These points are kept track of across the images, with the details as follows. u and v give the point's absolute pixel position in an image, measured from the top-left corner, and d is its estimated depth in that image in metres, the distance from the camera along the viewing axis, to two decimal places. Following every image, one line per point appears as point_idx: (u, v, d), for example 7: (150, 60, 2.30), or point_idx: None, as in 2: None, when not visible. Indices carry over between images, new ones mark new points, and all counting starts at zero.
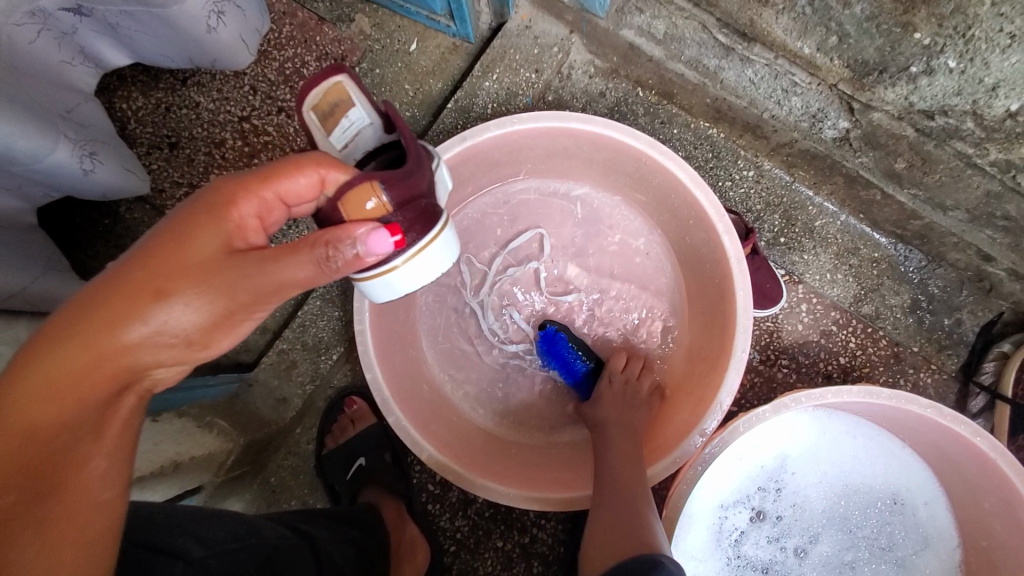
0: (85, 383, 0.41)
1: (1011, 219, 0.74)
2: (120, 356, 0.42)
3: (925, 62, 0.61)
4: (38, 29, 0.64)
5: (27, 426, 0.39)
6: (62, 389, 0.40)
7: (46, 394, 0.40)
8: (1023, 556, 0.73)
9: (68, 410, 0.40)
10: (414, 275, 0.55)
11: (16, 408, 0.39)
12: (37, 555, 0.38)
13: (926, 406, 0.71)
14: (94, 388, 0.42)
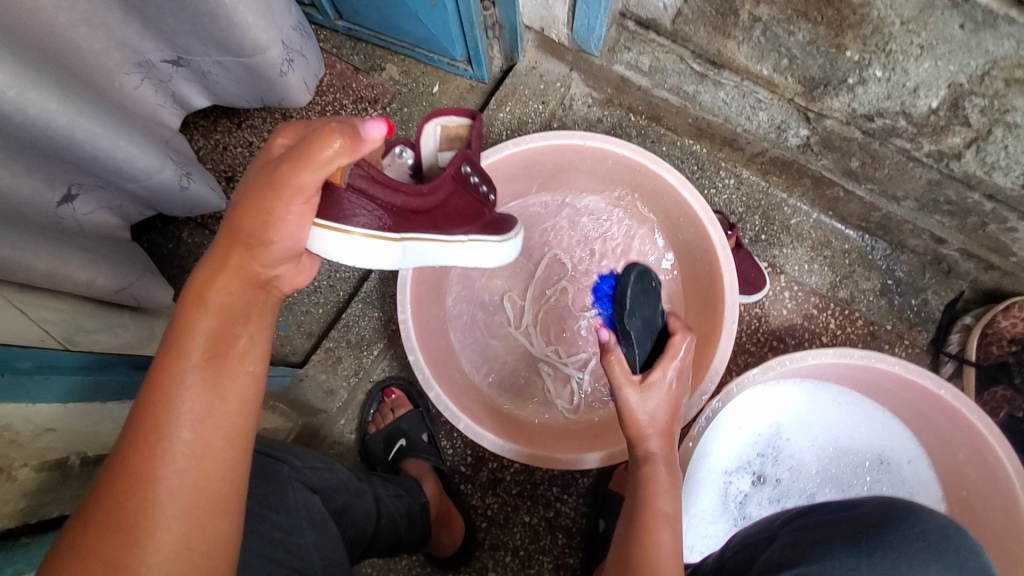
0: (220, 313, 0.48)
1: (953, 203, 0.86)
2: (250, 277, 0.50)
3: (859, 74, 0.75)
4: (141, 78, 0.81)
5: (188, 345, 0.46)
6: (205, 318, 0.48)
7: (197, 319, 0.47)
8: (997, 498, 0.82)
9: (213, 324, 0.48)
10: (353, 250, 0.62)
11: (178, 336, 0.47)
12: (194, 449, 0.44)
13: (892, 363, 0.82)
14: (237, 317, 0.49)
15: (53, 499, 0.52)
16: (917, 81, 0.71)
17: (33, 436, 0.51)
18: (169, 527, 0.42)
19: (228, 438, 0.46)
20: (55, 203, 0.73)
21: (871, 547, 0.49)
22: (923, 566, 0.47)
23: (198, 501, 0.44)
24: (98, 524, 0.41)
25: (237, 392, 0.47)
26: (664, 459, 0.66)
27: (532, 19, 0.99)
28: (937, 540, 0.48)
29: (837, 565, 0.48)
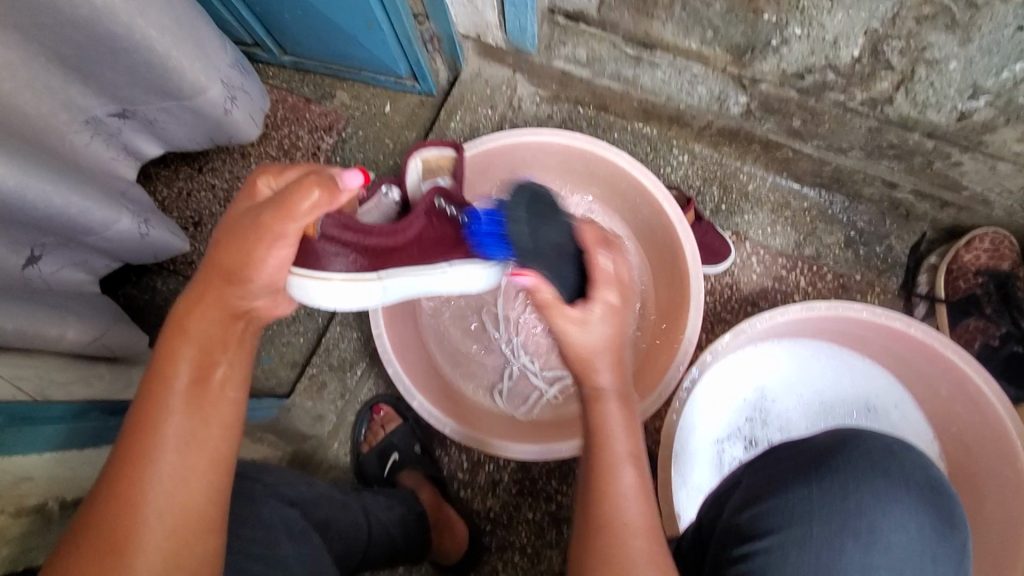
0: (202, 343, 0.52)
1: (896, 146, 0.88)
2: (229, 307, 0.54)
3: (780, 34, 0.77)
4: (92, 134, 0.83)
5: (168, 375, 0.50)
6: (186, 348, 0.52)
7: (179, 348, 0.52)
8: (984, 427, 0.82)
9: (193, 352, 0.52)
10: (334, 296, 0.65)
11: (160, 366, 0.51)
12: (183, 469, 0.48)
13: (859, 309, 0.84)
14: (215, 347, 0.53)
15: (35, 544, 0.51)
16: (835, 33, 0.73)
17: (9, 484, 0.51)
18: (155, 542, 0.45)
19: (210, 463, 0.49)
20: (20, 265, 0.75)
21: (821, 474, 0.49)
22: (868, 483, 0.48)
23: (182, 522, 0.47)
24: (87, 544, 0.44)
25: (219, 419, 0.51)
26: (614, 392, 0.60)
27: (467, 28, 1.02)
28: (883, 457, 0.49)
29: (791, 496, 0.49)
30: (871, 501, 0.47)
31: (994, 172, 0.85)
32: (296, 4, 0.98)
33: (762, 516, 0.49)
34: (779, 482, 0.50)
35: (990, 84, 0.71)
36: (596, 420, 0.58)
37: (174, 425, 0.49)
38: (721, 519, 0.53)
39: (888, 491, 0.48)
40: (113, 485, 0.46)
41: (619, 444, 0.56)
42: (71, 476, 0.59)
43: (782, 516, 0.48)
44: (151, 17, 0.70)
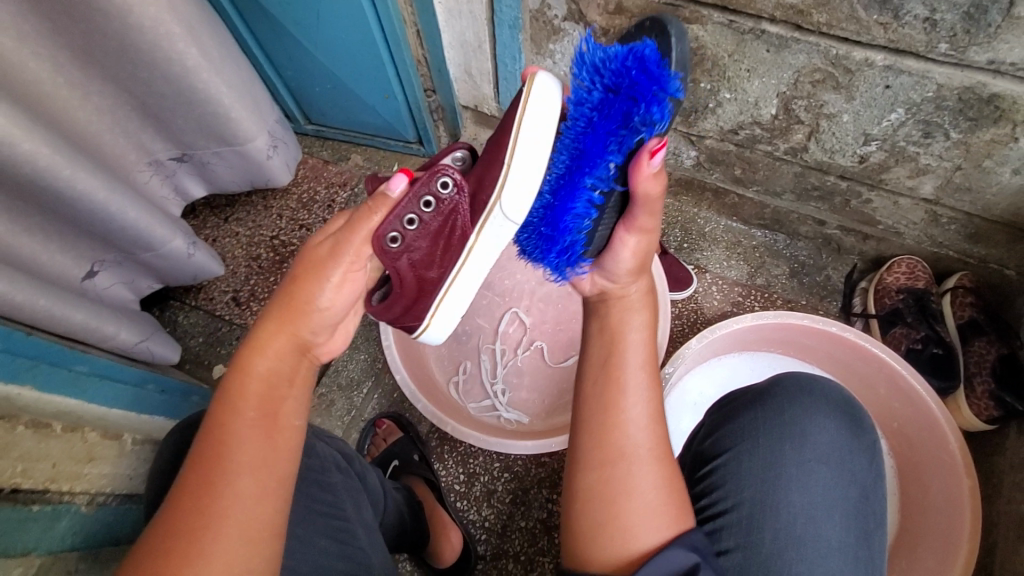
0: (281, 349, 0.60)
1: (819, 188, 1.08)
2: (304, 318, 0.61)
3: (715, 99, 0.99)
4: (153, 175, 0.99)
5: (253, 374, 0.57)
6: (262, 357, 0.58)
7: (261, 354, 0.58)
8: (917, 417, 0.95)
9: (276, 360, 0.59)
10: (443, 323, 0.78)
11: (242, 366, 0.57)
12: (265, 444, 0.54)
13: (801, 317, 0.98)
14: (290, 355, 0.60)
15: (107, 471, 0.69)
16: (755, 96, 0.95)
17: (93, 418, 0.70)
18: (238, 503, 0.49)
19: (267, 483, 0.51)
20: (80, 278, 0.88)
21: (761, 398, 0.61)
22: (796, 398, 0.60)
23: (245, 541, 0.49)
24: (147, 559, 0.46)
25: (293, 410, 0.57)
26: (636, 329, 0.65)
27: (467, 100, 1.24)
28: (808, 382, 0.62)
29: (739, 419, 0.61)
30: (800, 410, 0.59)
31: (898, 206, 1.04)
32: (327, 80, 1.19)
33: (720, 440, 0.61)
34: (731, 412, 0.63)
35: (876, 131, 0.92)
36: (616, 371, 0.61)
37: (242, 422, 0.53)
38: (693, 452, 0.65)
39: (812, 402, 0.59)
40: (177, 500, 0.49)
41: (634, 396, 0.59)
42: (136, 426, 0.76)
43: (733, 434, 0.60)
44: (222, 77, 0.88)
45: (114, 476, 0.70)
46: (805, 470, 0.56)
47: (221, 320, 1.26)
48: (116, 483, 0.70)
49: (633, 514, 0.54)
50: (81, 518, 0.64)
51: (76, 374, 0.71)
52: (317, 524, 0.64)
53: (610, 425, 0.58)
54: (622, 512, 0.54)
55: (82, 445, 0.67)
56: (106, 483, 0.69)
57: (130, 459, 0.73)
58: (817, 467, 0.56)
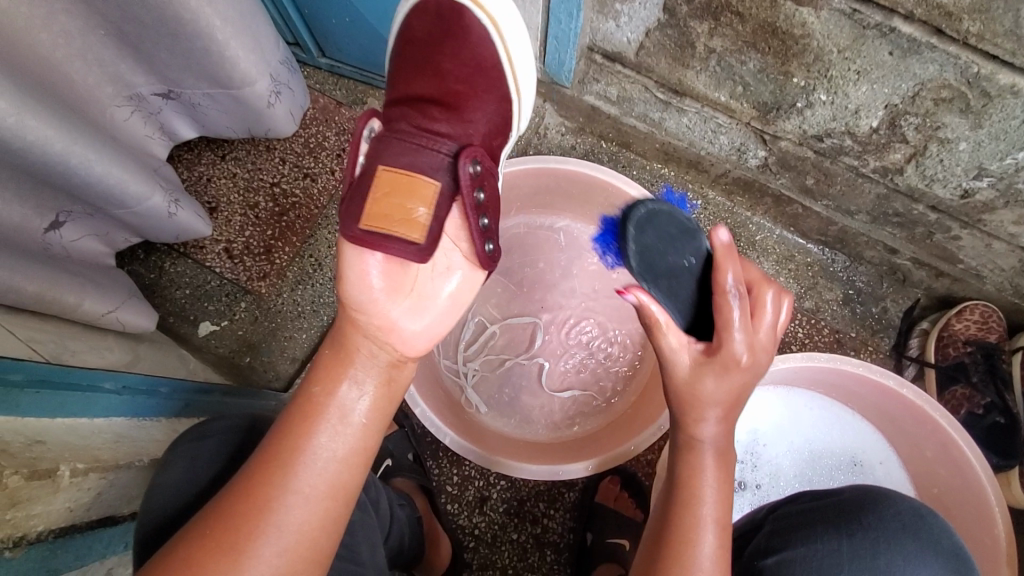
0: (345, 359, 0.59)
1: (900, 215, 0.93)
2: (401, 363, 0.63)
3: (806, 98, 0.82)
4: (132, 110, 0.84)
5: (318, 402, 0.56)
6: (331, 379, 0.58)
7: (327, 375, 0.58)
8: (962, 492, 0.86)
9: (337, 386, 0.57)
10: None
11: (313, 391, 0.57)
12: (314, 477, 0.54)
13: (857, 366, 0.87)
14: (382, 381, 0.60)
15: (39, 510, 0.52)
16: (857, 103, 0.78)
17: (22, 447, 0.53)
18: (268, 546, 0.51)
19: (309, 532, 0.53)
20: (43, 229, 0.75)
21: (854, 529, 0.57)
22: (899, 543, 0.56)
23: (295, 550, 0.52)
24: (201, 553, 0.50)
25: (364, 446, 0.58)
26: (713, 448, 0.60)
27: None
28: (911, 521, 0.58)
29: (820, 547, 0.57)
30: (899, 559, 0.55)
31: (989, 249, 0.90)
32: (345, 11, 1.01)
33: (788, 564, 0.57)
34: (809, 532, 0.58)
35: (994, 167, 0.77)
36: (688, 466, 0.60)
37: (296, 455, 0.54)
38: (748, 563, 0.61)
39: (917, 552, 0.55)
40: (250, 487, 0.52)
41: (709, 476, 0.59)
42: (79, 446, 0.59)
43: (809, 565, 0.56)
44: (215, 5, 0.71)
45: (49, 513, 0.53)
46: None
47: (211, 273, 1.13)
48: (53, 520, 0.53)
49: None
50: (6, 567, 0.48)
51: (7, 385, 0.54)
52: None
53: (677, 492, 0.59)
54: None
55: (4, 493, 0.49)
56: (41, 521, 0.52)
57: (71, 492, 0.56)
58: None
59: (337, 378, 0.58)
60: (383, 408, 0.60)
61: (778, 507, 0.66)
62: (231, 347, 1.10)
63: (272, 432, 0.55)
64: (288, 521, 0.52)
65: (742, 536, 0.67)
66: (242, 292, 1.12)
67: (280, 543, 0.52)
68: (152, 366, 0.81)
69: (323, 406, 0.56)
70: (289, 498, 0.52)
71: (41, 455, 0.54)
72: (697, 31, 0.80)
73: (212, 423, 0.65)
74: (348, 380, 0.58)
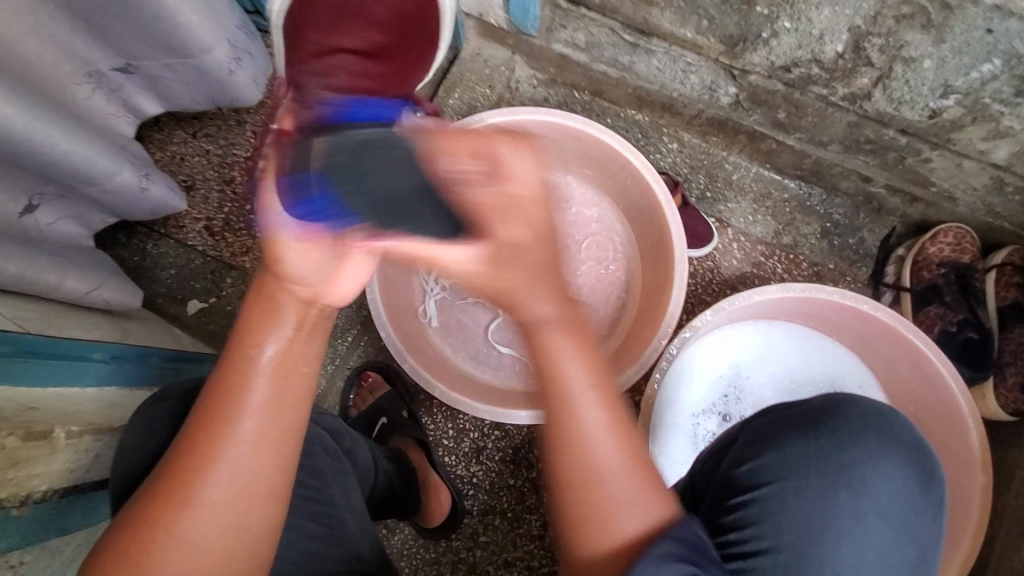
0: (270, 312, 0.59)
1: (872, 142, 0.93)
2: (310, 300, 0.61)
3: (770, 28, 0.81)
4: (93, 87, 0.83)
5: (239, 360, 0.56)
6: (248, 337, 0.57)
7: (247, 329, 0.58)
8: (936, 405, 0.89)
9: (257, 338, 0.57)
10: None
11: (234, 351, 0.57)
12: (260, 424, 0.54)
13: (832, 292, 0.89)
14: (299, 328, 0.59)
15: (41, 470, 0.55)
16: (821, 28, 0.77)
17: (16, 413, 0.55)
18: (214, 501, 0.52)
19: (247, 483, 0.53)
20: (17, 214, 0.76)
21: (819, 432, 0.61)
22: (863, 441, 0.60)
23: (245, 497, 0.53)
24: (151, 506, 0.52)
25: (292, 390, 0.57)
26: (597, 428, 0.55)
27: (470, 7, 1.04)
28: (874, 418, 0.62)
29: (791, 450, 0.60)
30: (863, 455, 0.59)
31: (960, 169, 0.91)
32: None
33: (760, 470, 0.60)
34: (780, 439, 0.62)
35: (958, 84, 0.77)
36: (542, 353, 0.57)
37: (233, 414, 0.54)
38: (720, 474, 0.64)
39: (879, 447, 0.60)
40: (186, 452, 0.53)
41: (569, 368, 0.57)
42: (72, 413, 0.62)
43: (779, 467, 0.60)
44: None
45: (50, 473, 0.56)
46: (859, 519, 0.57)
47: (194, 250, 1.13)
48: (55, 480, 0.57)
49: (603, 480, 0.55)
50: (14, 526, 0.52)
51: None
52: (311, 513, 0.64)
53: (546, 384, 0.57)
54: (601, 511, 0.54)
55: (4, 454, 0.50)
56: (42, 482, 0.55)
57: (68, 453, 0.58)
58: (872, 521, 0.57)
59: (260, 329, 0.58)
60: (311, 353, 0.59)
61: (752, 419, 0.67)
62: (221, 323, 1.11)
63: (202, 393, 0.56)
64: (234, 468, 0.53)
65: (715, 448, 0.69)
66: (227, 268, 1.12)
67: (225, 487, 0.53)
68: (142, 340, 0.82)
69: (248, 361, 0.56)
70: (230, 447, 0.53)
71: (36, 419, 0.55)
72: None
73: (172, 387, 0.63)
74: (268, 335, 0.57)
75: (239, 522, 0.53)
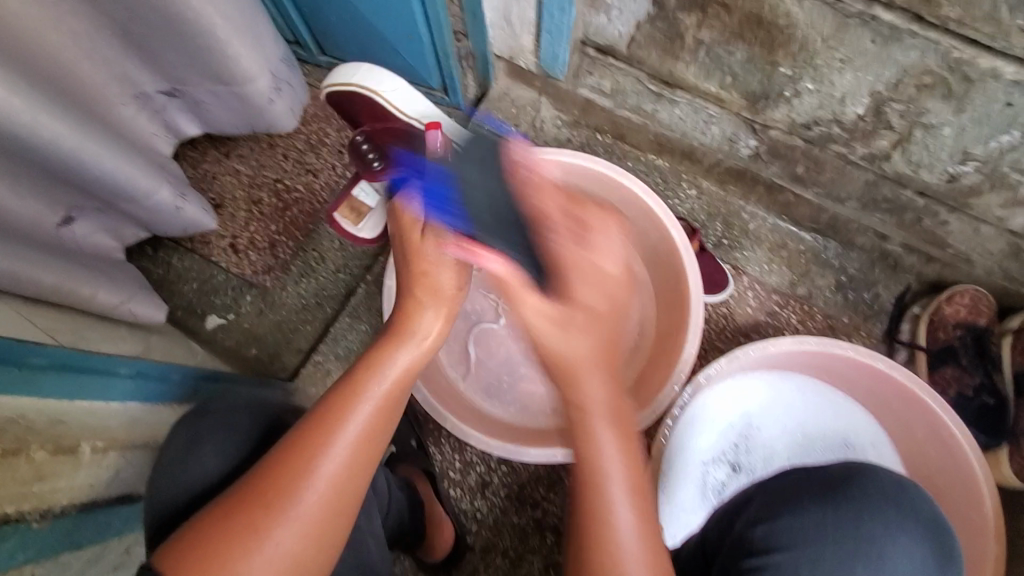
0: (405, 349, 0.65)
1: (890, 201, 0.95)
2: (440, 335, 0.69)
3: (793, 87, 0.84)
4: (138, 109, 0.87)
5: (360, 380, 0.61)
6: (385, 359, 0.64)
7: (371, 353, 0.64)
8: (953, 471, 0.87)
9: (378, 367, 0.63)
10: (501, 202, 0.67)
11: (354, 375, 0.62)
12: (356, 438, 0.58)
13: (845, 348, 0.90)
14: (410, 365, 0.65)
15: (64, 484, 0.57)
16: (843, 91, 0.80)
17: (46, 424, 0.57)
18: (303, 516, 0.55)
19: (332, 496, 0.56)
20: (56, 224, 0.79)
21: (837, 501, 0.59)
22: (880, 514, 0.58)
23: (327, 507, 0.56)
24: (246, 508, 0.54)
25: (386, 423, 0.61)
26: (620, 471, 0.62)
27: (502, 50, 1.07)
28: (894, 491, 0.59)
29: (807, 518, 0.59)
30: (882, 529, 0.57)
31: (977, 233, 0.92)
32: (344, 10, 1.00)
33: (774, 536, 0.59)
34: (795, 506, 0.60)
35: (978, 151, 0.79)
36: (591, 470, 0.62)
37: (342, 425, 0.58)
38: (734, 535, 0.63)
39: (897, 521, 0.57)
40: (284, 455, 0.56)
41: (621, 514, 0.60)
42: (97, 427, 0.63)
43: (795, 535, 0.58)
44: (218, 7, 0.74)
45: (72, 487, 0.58)
46: None
47: (218, 267, 1.15)
48: (74, 495, 0.59)
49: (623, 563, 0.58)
50: (33, 538, 0.53)
51: (28, 369, 0.57)
52: None
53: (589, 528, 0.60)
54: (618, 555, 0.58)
55: (30, 465, 0.54)
56: (64, 495, 0.57)
57: (91, 468, 0.61)
58: None
59: (381, 362, 0.63)
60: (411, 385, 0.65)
61: (768, 480, 0.65)
62: (238, 339, 1.12)
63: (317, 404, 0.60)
64: (321, 477, 0.56)
65: (729, 508, 0.67)
66: (248, 286, 1.14)
67: (315, 499, 0.55)
68: (164, 354, 0.85)
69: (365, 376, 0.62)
70: (324, 457, 0.56)
71: (65, 432, 0.59)
72: (685, 23, 0.85)
73: (212, 402, 0.65)
74: (393, 354, 0.64)
75: (308, 545, 0.55)
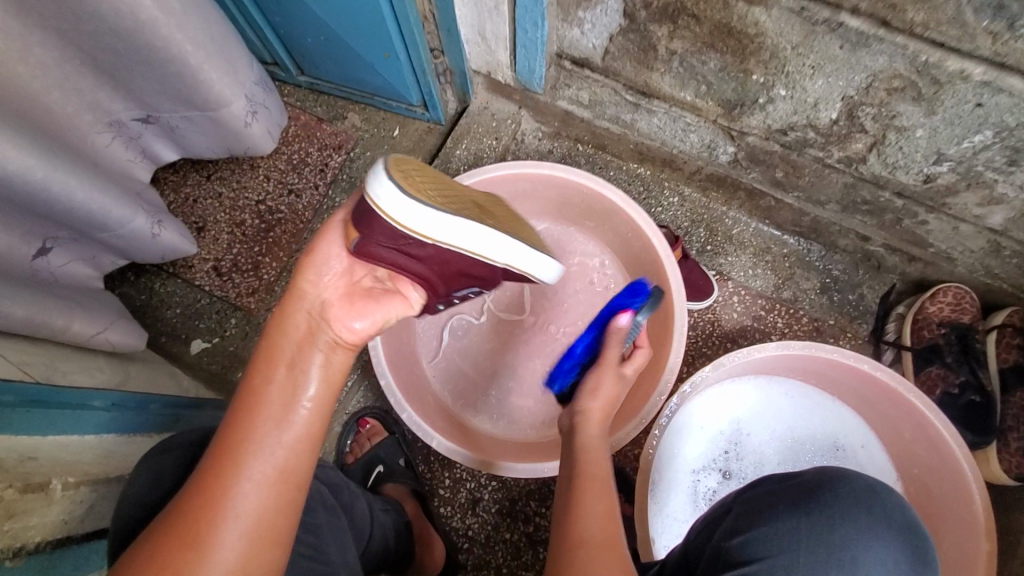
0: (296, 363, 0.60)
1: (868, 203, 0.95)
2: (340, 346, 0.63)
3: (767, 94, 0.84)
4: (113, 136, 0.87)
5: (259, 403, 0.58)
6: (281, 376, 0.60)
7: (266, 366, 0.60)
8: (942, 471, 0.87)
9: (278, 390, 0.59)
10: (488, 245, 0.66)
11: (256, 398, 0.58)
12: (277, 458, 0.56)
13: (830, 351, 0.89)
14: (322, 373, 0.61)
15: (35, 521, 0.56)
16: (815, 96, 0.80)
17: (15, 462, 0.56)
18: (232, 546, 0.51)
19: (263, 515, 0.53)
20: (31, 255, 0.78)
21: (811, 508, 0.58)
22: (852, 519, 0.57)
23: (255, 534, 0.52)
24: (162, 548, 0.49)
25: (309, 436, 0.59)
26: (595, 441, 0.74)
27: (479, 65, 1.07)
28: (866, 496, 0.59)
29: (781, 526, 0.58)
30: (853, 534, 0.57)
31: (957, 232, 0.92)
32: (319, 32, 1.00)
33: (749, 545, 0.58)
34: (770, 514, 0.59)
35: (951, 152, 0.79)
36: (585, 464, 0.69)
37: (256, 445, 0.55)
38: (712, 545, 0.62)
39: (870, 527, 0.57)
40: (200, 486, 0.53)
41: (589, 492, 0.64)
42: (69, 462, 0.63)
43: (769, 545, 0.57)
44: (187, 33, 0.74)
45: (44, 524, 0.57)
46: None
47: (200, 291, 1.15)
48: (48, 531, 0.57)
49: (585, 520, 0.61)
50: None
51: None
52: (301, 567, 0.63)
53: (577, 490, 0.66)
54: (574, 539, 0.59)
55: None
56: (37, 532, 0.56)
57: (63, 504, 0.60)
58: None
59: (273, 375, 0.60)
60: (327, 396, 0.61)
61: (745, 488, 0.65)
62: (223, 363, 1.11)
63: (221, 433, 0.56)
64: (242, 503, 0.53)
65: (709, 518, 0.67)
66: (232, 308, 1.13)
67: (240, 526, 0.52)
68: (141, 383, 0.84)
69: (262, 395, 0.58)
70: (243, 479, 0.54)
71: (34, 470, 0.57)
72: (658, 34, 0.83)
73: (177, 436, 0.62)
74: (287, 367, 0.60)
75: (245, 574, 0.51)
